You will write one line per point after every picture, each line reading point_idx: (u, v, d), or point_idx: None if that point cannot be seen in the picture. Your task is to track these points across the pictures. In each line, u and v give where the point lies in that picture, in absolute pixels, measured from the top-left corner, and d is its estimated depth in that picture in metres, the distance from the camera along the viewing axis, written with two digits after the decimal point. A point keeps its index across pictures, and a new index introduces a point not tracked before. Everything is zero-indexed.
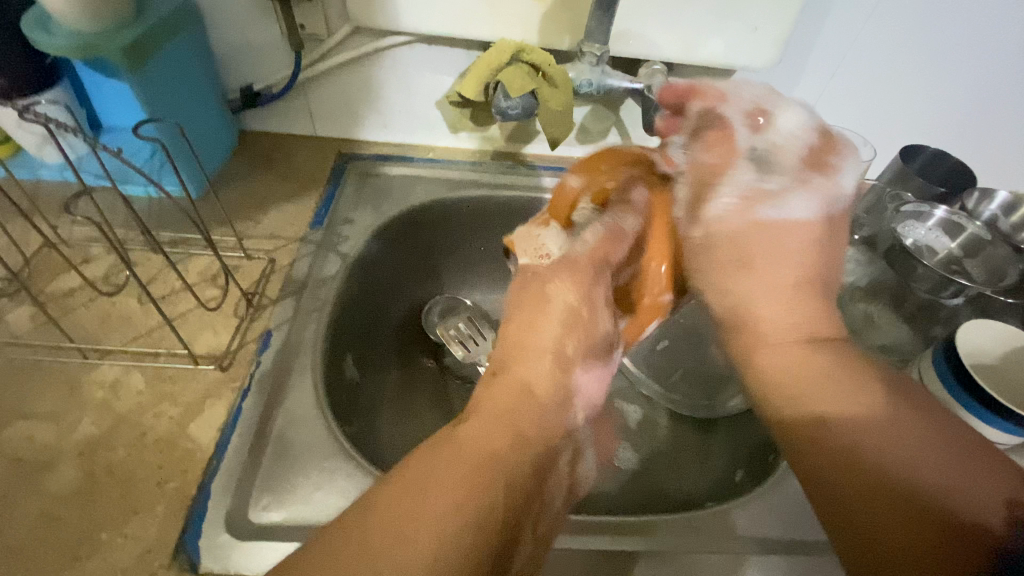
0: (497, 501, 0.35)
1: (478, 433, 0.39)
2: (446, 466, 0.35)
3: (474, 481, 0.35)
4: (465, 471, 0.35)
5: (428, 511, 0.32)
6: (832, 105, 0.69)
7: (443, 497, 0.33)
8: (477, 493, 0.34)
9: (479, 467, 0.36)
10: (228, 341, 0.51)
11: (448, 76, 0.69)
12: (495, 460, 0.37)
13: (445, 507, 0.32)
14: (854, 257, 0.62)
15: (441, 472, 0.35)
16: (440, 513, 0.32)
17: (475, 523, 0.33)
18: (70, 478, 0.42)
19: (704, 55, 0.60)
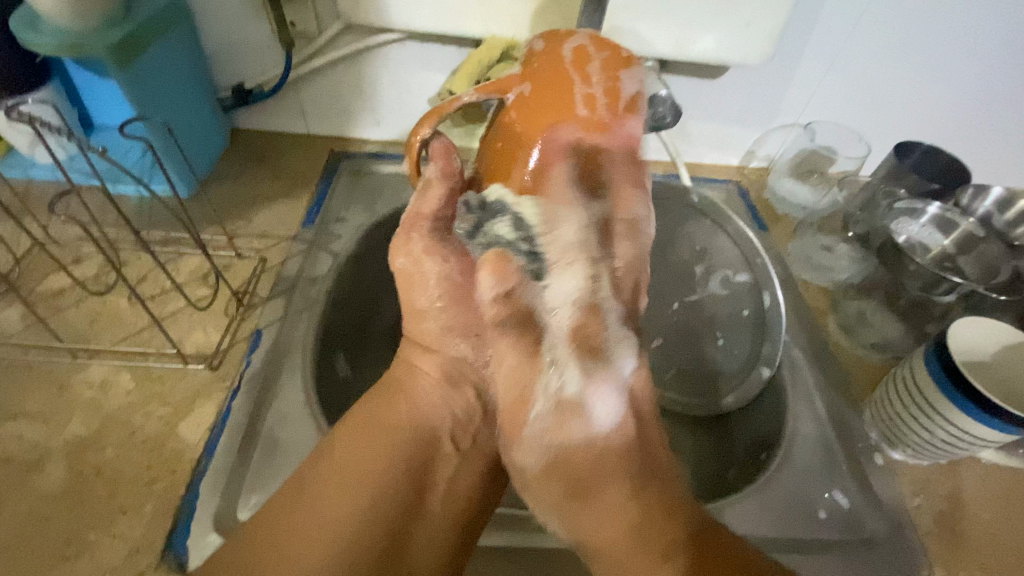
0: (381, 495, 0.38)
1: (369, 426, 0.40)
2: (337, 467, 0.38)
3: (359, 481, 0.38)
4: (350, 480, 0.37)
5: (308, 539, 0.35)
6: (827, 102, 0.69)
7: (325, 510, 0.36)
8: (365, 500, 0.37)
9: (360, 469, 0.38)
10: (218, 340, 0.51)
11: (440, 73, 0.68)
12: (375, 451, 0.39)
13: (323, 529, 0.35)
14: (848, 253, 0.64)
15: (324, 490, 0.37)
16: (325, 523, 0.35)
17: (364, 529, 0.36)
18: (58, 478, 0.42)
19: (697, 51, 0.59)
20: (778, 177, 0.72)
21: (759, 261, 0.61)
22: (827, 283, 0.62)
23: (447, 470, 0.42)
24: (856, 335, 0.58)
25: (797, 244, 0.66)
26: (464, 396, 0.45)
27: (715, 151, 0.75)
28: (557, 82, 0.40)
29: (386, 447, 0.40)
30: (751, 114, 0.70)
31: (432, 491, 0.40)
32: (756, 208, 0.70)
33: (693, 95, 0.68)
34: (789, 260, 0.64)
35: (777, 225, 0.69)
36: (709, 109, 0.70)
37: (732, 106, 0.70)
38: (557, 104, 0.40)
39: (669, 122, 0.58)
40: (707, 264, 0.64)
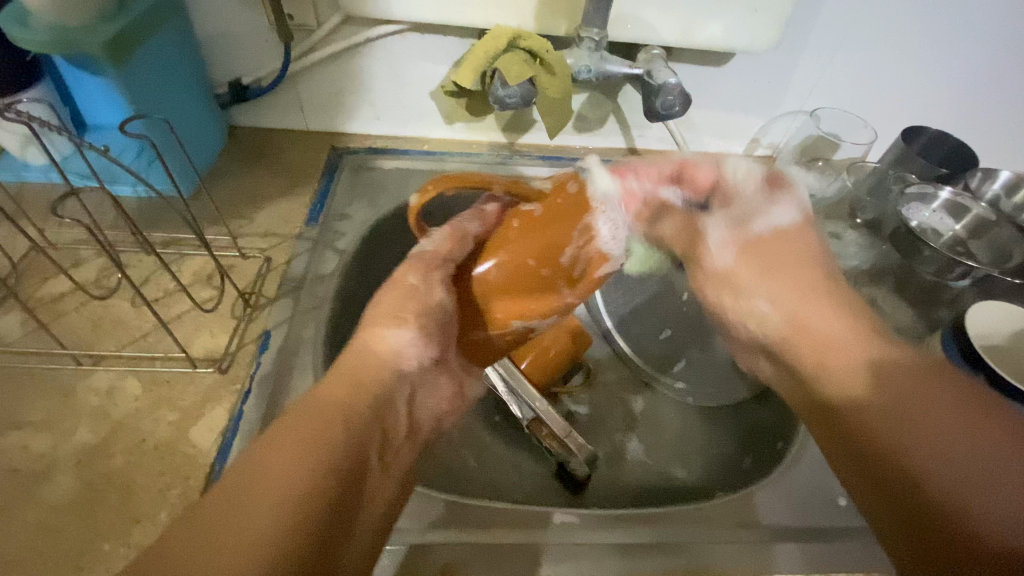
0: (316, 512, 0.28)
1: (312, 419, 0.32)
2: (259, 480, 0.28)
3: (291, 485, 0.28)
4: (291, 450, 0.30)
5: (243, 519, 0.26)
6: (832, 88, 0.69)
7: (245, 533, 0.26)
8: (309, 467, 0.30)
9: (302, 443, 0.31)
10: (226, 342, 0.50)
11: (442, 65, 0.67)
12: (321, 422, 0.32)
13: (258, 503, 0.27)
14: (856, 240, 0.64)
15: (262, 461, 0.29)
16: (250, 529, 0.26)
17: (299, 516, 0.27)
18: (69, 487, 0.41)
19: (703, 38, 0.58)
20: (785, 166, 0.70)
21: None
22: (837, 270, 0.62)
23: (379, 478, 0.36)
24: None
25: None
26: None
27: (719, 140, 0.75)
28: (556, 238, 0.38)
29: (335, 428, 0.33)
30: (754, 102, 0.70)
31: (370, 488, 0.34)
32: None
33: (698, 84, 0.68)
34: None
35: None
36: (713, 98, 0.70)
37: (737, 94, 0.69)
38: (545, 255, 0.38)
39: (677, 111, 0.57)
40: None
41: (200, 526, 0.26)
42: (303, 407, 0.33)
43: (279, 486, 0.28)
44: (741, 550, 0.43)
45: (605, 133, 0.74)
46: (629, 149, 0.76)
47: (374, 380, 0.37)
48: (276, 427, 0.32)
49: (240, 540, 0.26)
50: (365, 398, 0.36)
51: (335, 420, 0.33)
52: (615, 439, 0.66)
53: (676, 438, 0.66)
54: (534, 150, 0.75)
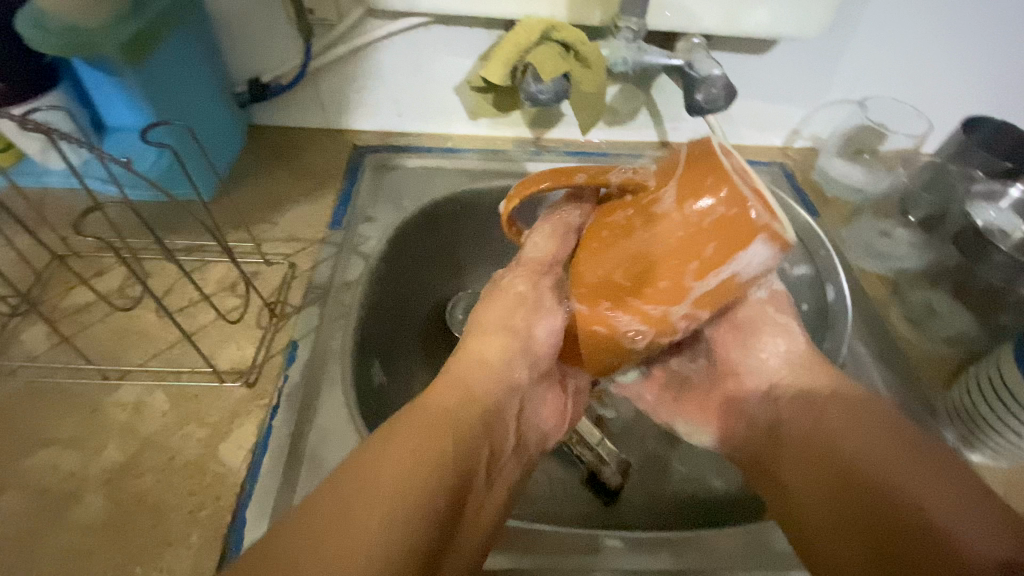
0: (427, 501, 0.32)
1: (430, 420, 0.36)
2: (378, 466, 0.32)
3: (412, 478, 0.32)
4: (401, 473, 0.32)
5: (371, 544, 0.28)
6: (885, 74, 0.64)
7: (365, 527, 0.29)
8: (421, 484, 0.32)
9: (418, 468, 0.33)
10: (253, 354, 0.49)
11: (467, 58, 0.64)
12: (438, 428, 0.36)
13: (369, 519, 0.29)
14: (908, 238, 0.62)
15: (372, 479, 0.32)
16: (372, 527, 0.29)
17: (419, 515, 0.31)
18: (100, 508, 0.40)
19: (748, 25, 0.54)
20: (827, 159, 0.69)
21: (824, 251, 0.55)
22: (889, 272, 0.59)
23: (485, 494, 0.38)
24: (925, 329, 0.54)
25: (852, 231, 0.63)
26: (503, 404, 0.41)
27: (758, 131, 0.71)
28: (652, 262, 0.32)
29: (448, 429, 0.36)
30: (798, 91, 0.66)
31: (471, 503, 0.36)
32: (802, 190, 0.68)
33: (739, 73, 0.64)
34: (844, 246, 0.62)
35: (828, 209, 0.66)
36: (753, 87, 0.66)
37: (778, 83, 0.65)
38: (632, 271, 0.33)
39: (721, 105, 0.54)
40: None
41: (333, 513, 0.30)
42: (419, 409, 0.38)
43: (400, 478, 0.32)
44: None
45: (636, 126, 0.71)
46: (662, 142, 0.73)
47: (461, 398, 0.39)
48: (383, 446, 0.34)
49: (368, 525, 0.29)
50: (473, 410, 0.39)
51: (439, 441, 0.35)
52: (646, 446, 0.68)
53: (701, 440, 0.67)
54: (562, 145, 0.72)
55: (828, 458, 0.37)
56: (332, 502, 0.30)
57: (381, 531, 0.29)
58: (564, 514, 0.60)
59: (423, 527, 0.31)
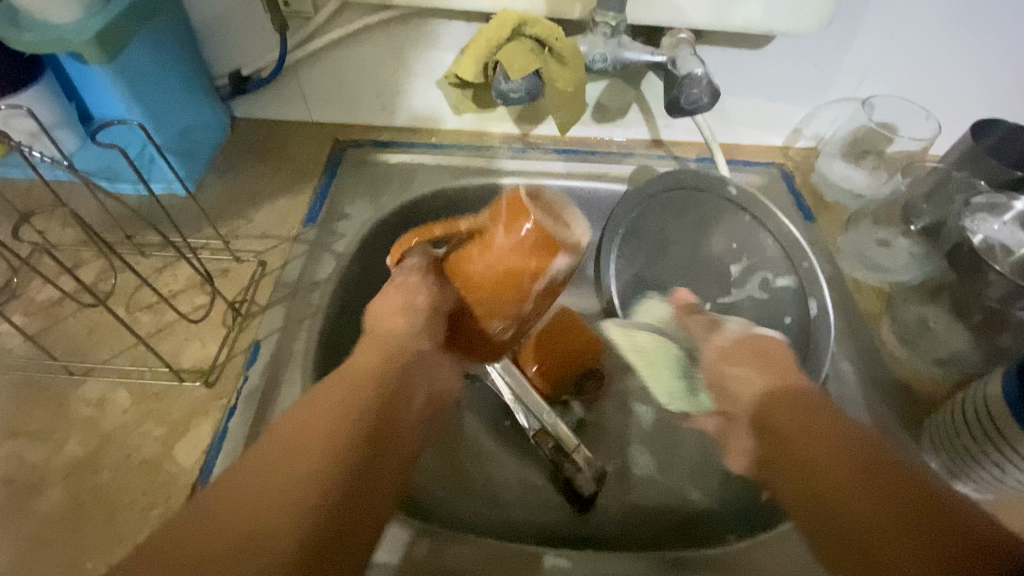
0: (347, 450, 0.31)
1: (340, 386, 0.35)
2: (295, 428, 0.31)
3: (328, 430, 0.31)
4: (314, 435, 0.31)
5: (280, 507, 0.26)
6: (891, 72, 0.60)
7: (282, 479, 0.28)
8: (338, 433, 0.31)
9: (315, 443, 0.30)
10: (215, 354, 0.49)
11: (448, 51, 0.62)
12: (352, 389, 0.35)
13: (258, 487, 0.27)
14: (909, 248, 0.59)
15: (269, 458, 0.29)
16: (290, 472, 0.28)
17: (341, 459, 0.30)
18: (55, 503, 0.40)
19: (739, 20, 0.51)
20: (828, 160, 0.65)
21: (806, 263, 0.52)
22: (883, 283, 0.57)
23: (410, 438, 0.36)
24: (915, 348, 0.52)
25: (848, 238, 0.60)
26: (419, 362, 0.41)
27: (755, 130, 0.68)
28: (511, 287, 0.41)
29: (363, 387, 0.35)
30: (798, 89, 0.63)
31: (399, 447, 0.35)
32: (799, 193, 0.65)
33: (733, 69, 0.61)
34: (838, 255, 0.59)
35: (824, 215, 0.63)
36: (749, 84, 0.62)
37: (775, 80, 0.62)
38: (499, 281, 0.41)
39: (705, 104, 0.51)
40: (745, 261, 0.56)
41: (245, 476, 0.28)
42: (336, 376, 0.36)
43: (318, 432, 0.31)
44: None
45: (627, 123, 0.68)
46: (654, 140, 0.69)
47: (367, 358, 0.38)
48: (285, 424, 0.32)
49: (283, 479, 0.28)
50: (383, 364, 0.38)
51: (352, 405, 0.33)
52: (627, 455, 0.66)
53: (684, 450, 0.66)
54: (550, 143, 0.69)
55: (812, 454, 0.33)
56: (243, 471, 0.29)
57: (281, 493, 0.27)
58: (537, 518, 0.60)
59: (346, 469, 0.30)
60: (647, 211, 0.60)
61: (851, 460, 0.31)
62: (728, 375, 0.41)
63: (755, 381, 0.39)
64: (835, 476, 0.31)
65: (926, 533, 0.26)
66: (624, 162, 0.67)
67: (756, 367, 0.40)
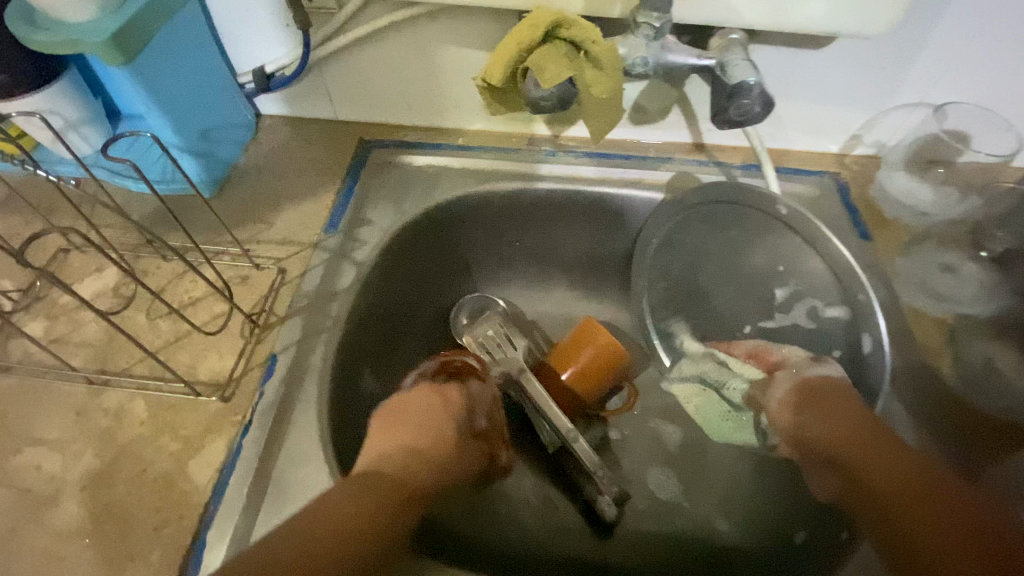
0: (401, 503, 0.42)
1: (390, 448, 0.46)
2: (376, 477, 0.42)
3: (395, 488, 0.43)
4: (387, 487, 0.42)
5: (352, 534, 0.37)
6: (971, 77, 0.53)
7: (362, 514, 0.38)
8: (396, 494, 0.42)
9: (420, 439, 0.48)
10: (231, 367, 0.48)
11: (477, 49, 0.59)
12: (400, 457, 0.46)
13: (341, 515, 0.38)
14: (978, 277, 0.54)
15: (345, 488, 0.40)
16: (373, 514, 0.39)
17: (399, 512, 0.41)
18: (71, 516, 0.41)
19: (798, 22, 0.46)
20: (891, 172, 0.60)
21: (863, 296, 0.47)
22: (948, 314, 0.52)
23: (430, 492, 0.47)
24: (976, 391, 0.48)
25: (908, 264, 0.55)
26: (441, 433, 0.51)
27: (808, 136, 0.62)
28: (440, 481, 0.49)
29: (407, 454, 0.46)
30: (861, 93, 0.57)
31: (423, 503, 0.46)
32: (854, 208, 0.59)
33: (787, 71, 0.55)
34: (897, 282, 0.54)
35: (882, 234, 0.57)
36: (806, 86, 0.57)
37: (835, 83, 0.56)
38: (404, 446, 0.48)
39: (757, 114, 0.46)
40: (792, 286, 0.51)
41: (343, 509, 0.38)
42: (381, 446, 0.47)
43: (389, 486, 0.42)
44: None
45: (666, 126, 0.63)
46: (696, 144, 0.64)
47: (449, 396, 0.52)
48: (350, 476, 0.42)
49: (367, 520, 0.38)
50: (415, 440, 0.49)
51: (404, 471, 0.45)
52: (652, 478, 0.63)
53: (714, 476, 0.62)
54: (580, 145, 0.65)
55: (910, 470, 0.42)
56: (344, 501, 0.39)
57: (351, 518, 0.38)
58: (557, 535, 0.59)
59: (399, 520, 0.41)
60: (684, 220, 0.57)
61: (900, 477, 0.42)
62: (800, 420, 0.48)
63: (829, 420, 0.46)
64: (897, 496, 0.42)
65: (955, 519, 0.40)
66: (662, 168, 0.62)
67: (823, 413, 0.47)
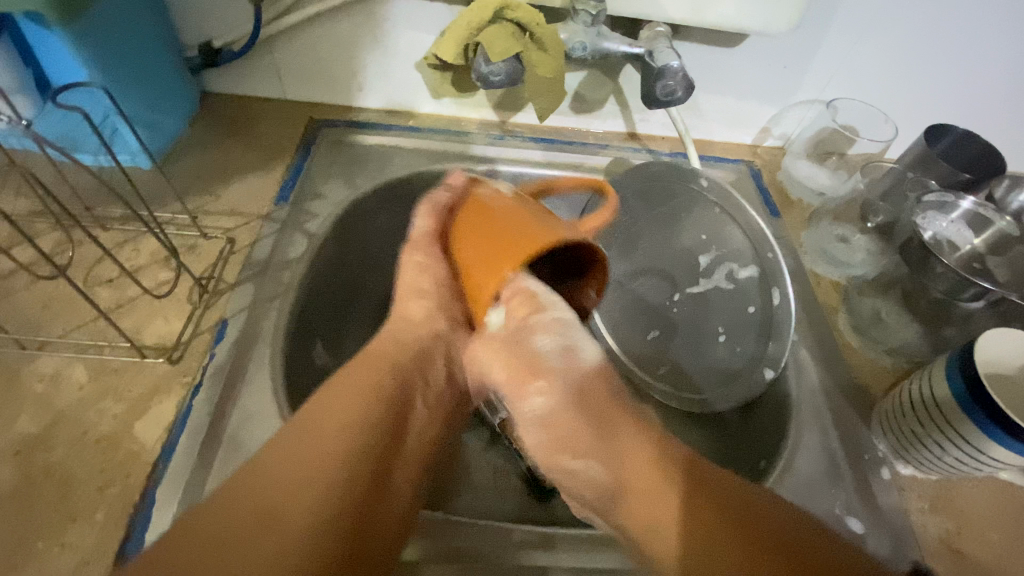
0: (300, 519, 0.28)
1: (336, 400, 0.34)
2: (279, 469, 0.30)
3: (292, 488, 0.30)
4: (292, 476, 0.30)
5: (223, 559, 0.26)
6: (851, 78, 0.64)
7: (219, 548, 0.27)
8: (304, 490, 0.30)
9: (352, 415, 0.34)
10: (179, 331, 0.47)
11: (429, 34, 0.62)
12: (350, 405, 0.34)
13: (231, 536, 0.27)
14: (865, 245, 0.62)
15: (270, 472, 0.30)
16: (234, 539, 0.27)
17: (284, 548, 0.27)
18: (5, 480, 0.39)
19: (714, 17, 0.51)
20: (794, 160, 0.68)
21: (770, 254, 0.55)
22: (842, 277, 0.60)
23: (390, 483, 0.34)
24: (869, 337, 0.55)
25: (810, 234, 0.63)
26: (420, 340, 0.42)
27: (727, 128, 0.69)
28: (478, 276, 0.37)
29: (353, 415, 0.34)
30: (767, 88, 0.65)
31: (377, 518, 0.32)
32: (767, 189, 0.67)
33: (707, 67, 0.63)
34: (800, 250, 0.61)
35: (790, 211, 0.65)
36: (723, 81, 0.64)
37: (749, 80, 0.64)
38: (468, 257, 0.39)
39: (679, 97, 0.53)
40: (714, 252, 0.59)
41: (194, 539, 0.27)
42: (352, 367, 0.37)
43: (289, 475, 0.30)
44: None
45: (604, 115, 0.69)
46: (630, 133, 0.70)
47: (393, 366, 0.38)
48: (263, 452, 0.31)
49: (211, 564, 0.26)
50: (380, 390, 0.36)
51: (336, 455, 0.32)
52: None
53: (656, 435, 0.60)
54: (527, 131, 0.70)
55: (736, 498, 0.33)
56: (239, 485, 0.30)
57: (300, 487, 0.30)
58: (497, 503, 0.56)
59: (285, 534, 0.28)
60: (621, 201, 0.62)
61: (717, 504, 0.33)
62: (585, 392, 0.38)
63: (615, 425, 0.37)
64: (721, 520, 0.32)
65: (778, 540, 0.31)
66: (600, 153, 0.67)
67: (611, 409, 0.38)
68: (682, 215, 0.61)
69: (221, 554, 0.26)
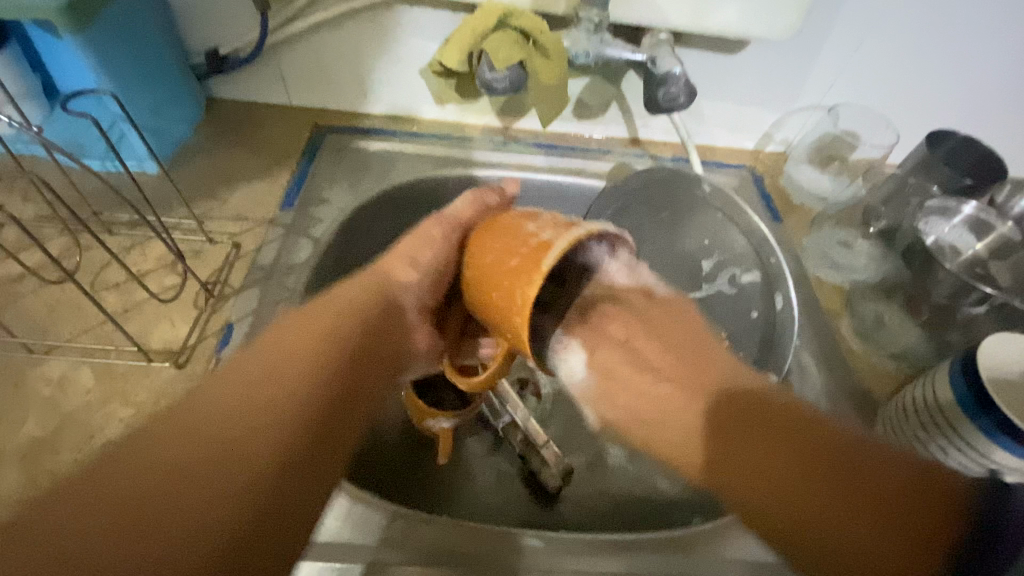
0: (230, 447, 0.27)
1: (290, 334, 0.34)
2: (214, 398, 0.29)
3: (226, 413, 0.28)
4: (230, 404, 0.29)
5: (153, 488, 0.25)
6: (852, 85, 0.64)
7: (144, 470, 0.25)
8: (245, 418, 0.29)
9: (290, 366, 0.32)
10: (185, 335, 0.48)
11: (433, 41, 0.62)
12: (308, 339, 0.34)
13: (156, 463, 0.26)
14: (867, 250, 0.62)
15: (209, 397, 0.29)
16: (162, 459, 0.26)
17: (218, 477, 0.26)
18: (12, 484, 0.39)
19: (715, 25, 0.52)
20: (796, 165, 0.68)
21: (773, 259, 0.55)
22: (845, 282, 0.60)
23: (339, 417, 0.32)
24: (873, 342, 0.55)
25: (813, 239, 0.63)
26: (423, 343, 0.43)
27: (730, 134, 0.70)
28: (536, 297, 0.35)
29: (309, 347, 0.33)
30: (768, 95, 0.65)
31: (322, 456, 0.30)
32: (769, 194, 0.67)
33: (708, 73, 0.63)
34: (803, 256, 0.62)
35: (792, 216, 0.65)
36: (724, 87, 0.65)
37: (750, 86, 0.64)
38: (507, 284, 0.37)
39: (682, 103, 0.53)
40: (716, 257, 0.59)
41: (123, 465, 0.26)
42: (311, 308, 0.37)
43: (230, 401, 0.29)
44: (682, 542, 0.42)
45: (606, 121, 0.69)
46: (632, 139, 0.71)
47: (352, 306, 0.38)
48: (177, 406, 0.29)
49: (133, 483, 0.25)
50: (336, 332, 0.35)
51: (281, 382, 0.31)
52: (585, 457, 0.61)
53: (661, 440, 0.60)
54: (530, 136, 0.70)
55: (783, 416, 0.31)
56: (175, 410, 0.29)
57: (233, 418, 0.28)
58: (500, 508, 0.56)
59: (218, 462, 0.27)
60: (625, 207, 0.62)
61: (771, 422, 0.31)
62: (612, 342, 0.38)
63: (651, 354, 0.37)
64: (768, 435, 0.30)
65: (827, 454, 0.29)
66: (603, 159, 0.68)
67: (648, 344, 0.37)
68: (684, 220, 0.61)
69: (145, 476, 0.25)
